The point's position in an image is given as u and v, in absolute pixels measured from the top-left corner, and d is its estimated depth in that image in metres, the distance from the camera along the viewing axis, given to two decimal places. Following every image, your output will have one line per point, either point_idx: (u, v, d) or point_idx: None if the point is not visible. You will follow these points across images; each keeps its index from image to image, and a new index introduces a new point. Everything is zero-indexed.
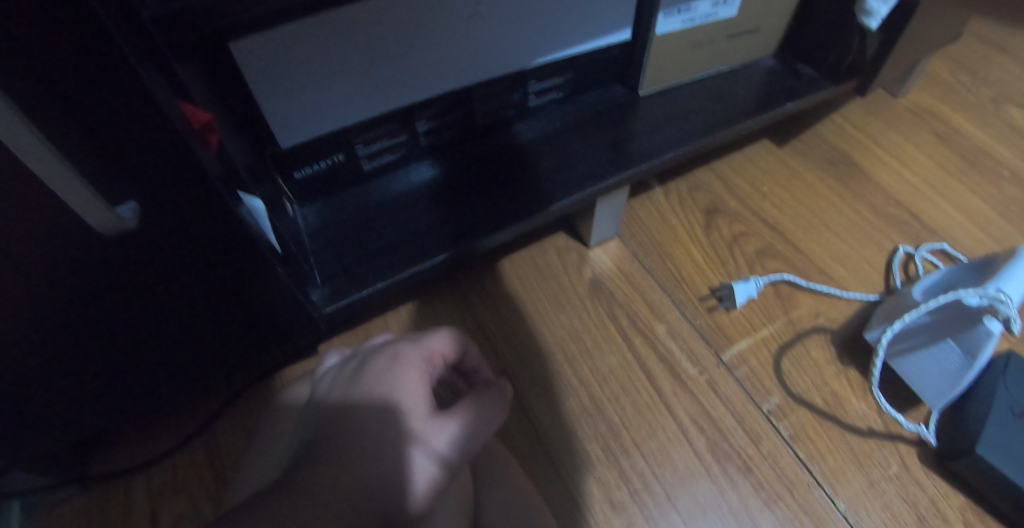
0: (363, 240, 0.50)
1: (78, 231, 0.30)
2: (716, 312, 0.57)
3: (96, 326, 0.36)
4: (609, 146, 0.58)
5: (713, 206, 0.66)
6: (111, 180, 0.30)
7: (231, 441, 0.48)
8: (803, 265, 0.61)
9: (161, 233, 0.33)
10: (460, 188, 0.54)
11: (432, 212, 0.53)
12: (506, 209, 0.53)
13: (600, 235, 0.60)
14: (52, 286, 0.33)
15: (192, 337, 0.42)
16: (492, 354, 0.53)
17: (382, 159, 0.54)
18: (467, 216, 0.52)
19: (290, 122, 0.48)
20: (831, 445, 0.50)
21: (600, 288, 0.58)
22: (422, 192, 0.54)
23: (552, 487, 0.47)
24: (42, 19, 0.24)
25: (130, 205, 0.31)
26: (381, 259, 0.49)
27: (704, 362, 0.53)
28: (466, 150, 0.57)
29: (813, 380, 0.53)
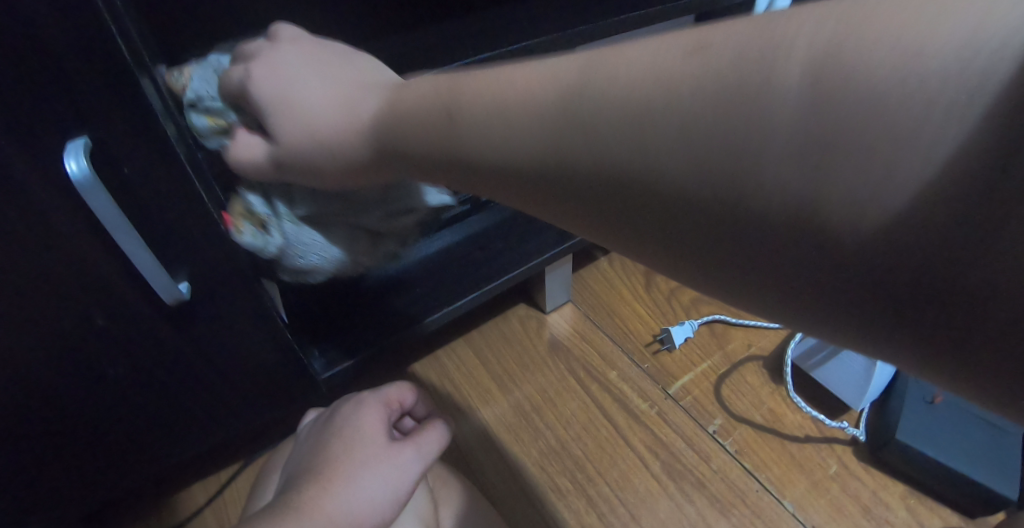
0: (348, 319, 0.60)
1: (136, 309, 0.40)
2: (660, 353, 0.65)
3: (142, 397, 0.44)
4: (555, 225, 0.68)
5: (651, 267, 0.77)
6: (170, 263, 0.39)
7: (235, 510, 0.54)
8: (733, 306, 0.71)
9: (201, 308, 0.43)
10: (430, 270, 0.64)
11: (406, 293, 0.62)
12: (467, 285, 0.63)
13: (554, 301, 0.70)
14: (118, 353, 0.41)
15: (220, 406, 0.49)
16: (469, 414, 0.61)
17: None
18: (434, 294, 0.62)
19: None
20: (773, 453, 0.57)
21: (559, 347, 0.67)
22: (398, 274, 0.64)
23: (529, 521, 0.53)
24: (153, 148, 0.34)
25: (187, 284, 0.41)
26: (363, 335, 0.58)
27: (654, 397, 0.61)
28: (438, 237, 0.67)
29: (750, 400, 0.61)
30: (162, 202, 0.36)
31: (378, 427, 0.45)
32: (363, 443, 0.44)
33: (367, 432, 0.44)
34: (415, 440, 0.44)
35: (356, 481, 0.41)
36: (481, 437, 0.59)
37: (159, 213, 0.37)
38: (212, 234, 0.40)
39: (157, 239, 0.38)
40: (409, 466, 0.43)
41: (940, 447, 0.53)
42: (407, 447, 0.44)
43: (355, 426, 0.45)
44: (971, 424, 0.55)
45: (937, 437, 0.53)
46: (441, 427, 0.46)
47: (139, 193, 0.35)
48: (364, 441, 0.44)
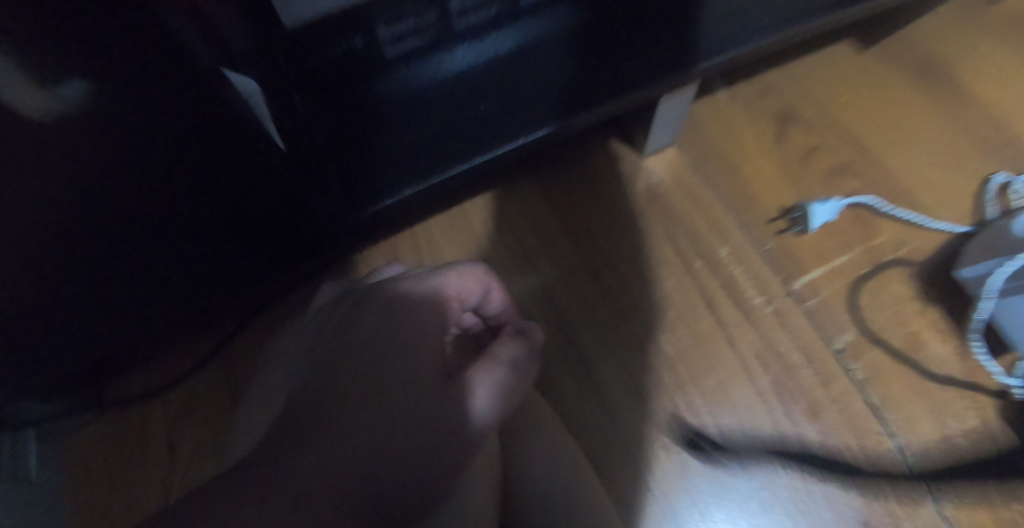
0: (384, 142, 0.44)
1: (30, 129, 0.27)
2: (786, 234, 0.50)
3: (101, 248, 0.35)
4: (678, 35, 0.48)
5: (786, 113, 0.58)
6: (60, 61, 0.25)
7: (247, 366, 0.47)
8: (886, 186, 0.54)
9: (141, 122, 0.30)
10: (499, 83, 0.46)
11: (466, 113, 0.46)
12: (543, 113, 0.47)
13: (658, 141, 0.52)
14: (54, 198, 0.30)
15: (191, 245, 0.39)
16: (532, 275, 0.48)
17: (409, 40, 0.42)
18: (504, 117, 0.46)
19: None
20: (907, 389, 0.45)
21: (656, 203, 0.51)
22: (458, 83, 0.45)
23: (594, 421, 0.44)
24: None
25: (88, 91, 0.27)
26: (409, 162, 0.45)
27: (772, 291, 0.47)
28: (515, 27, 0.45)
29: (891, 316, 0.47)
30: None
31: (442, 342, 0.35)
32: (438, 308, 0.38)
33: (429, 312, 0.36)
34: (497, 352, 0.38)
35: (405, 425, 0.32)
36: (546, 308, 0.47)
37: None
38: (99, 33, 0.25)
39: (13, 31, 0.23)
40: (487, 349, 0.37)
41: None
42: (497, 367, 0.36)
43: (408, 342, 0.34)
44: None
45: None
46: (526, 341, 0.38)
47: None
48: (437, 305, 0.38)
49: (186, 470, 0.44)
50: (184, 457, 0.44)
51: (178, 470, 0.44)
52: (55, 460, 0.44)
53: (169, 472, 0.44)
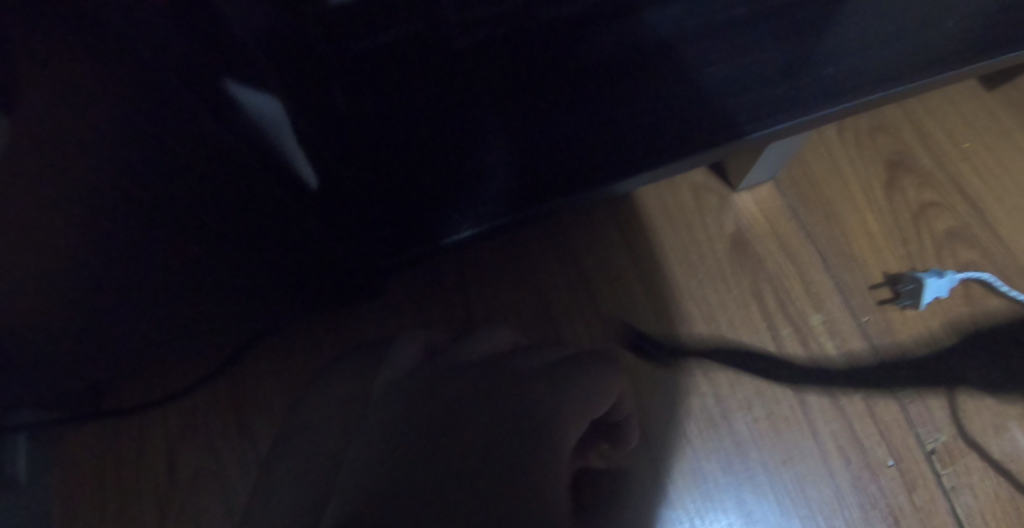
0: (443, 159, 0.37)
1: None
2: (888, 306, 0.43)
3: (103, 286, 0.28)
4: (799, 64, 0.41)
5: (899, 158, 0.50)
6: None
7: (270, 383, 0.40)
8: (1005, 262, 0.47)
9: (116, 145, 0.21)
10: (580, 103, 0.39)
11: (542, 139, 0.39)
12: (664, 141, 0.40)
13: (754, 180, 0.46)
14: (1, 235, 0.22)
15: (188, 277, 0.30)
16: (602, 327, 0.42)
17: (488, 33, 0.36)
18: (585, 150, 0.39)
19: None
20: (999, 508, 0.40)
21: (745, 249, 0.44)
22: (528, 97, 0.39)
23: (651, 506, 0.38)
24: None
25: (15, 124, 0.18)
26: (469, 195, 0.38)
27: (863, 374, 0.42)
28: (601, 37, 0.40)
29: (993, 421, 0.42)
30: None
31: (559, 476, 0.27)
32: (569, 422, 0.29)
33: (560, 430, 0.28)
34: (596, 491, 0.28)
35: None
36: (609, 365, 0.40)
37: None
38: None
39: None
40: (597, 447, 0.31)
41: None
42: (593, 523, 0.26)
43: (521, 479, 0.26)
44: None
45: None
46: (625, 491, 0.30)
47: None
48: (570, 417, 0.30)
49: (189, 496, 0.38)
50: (186, 480, 0.38)
51: (180, 493, 0.38)
52: (45, 468, 0.38)
53: (169, 494, 0.38)
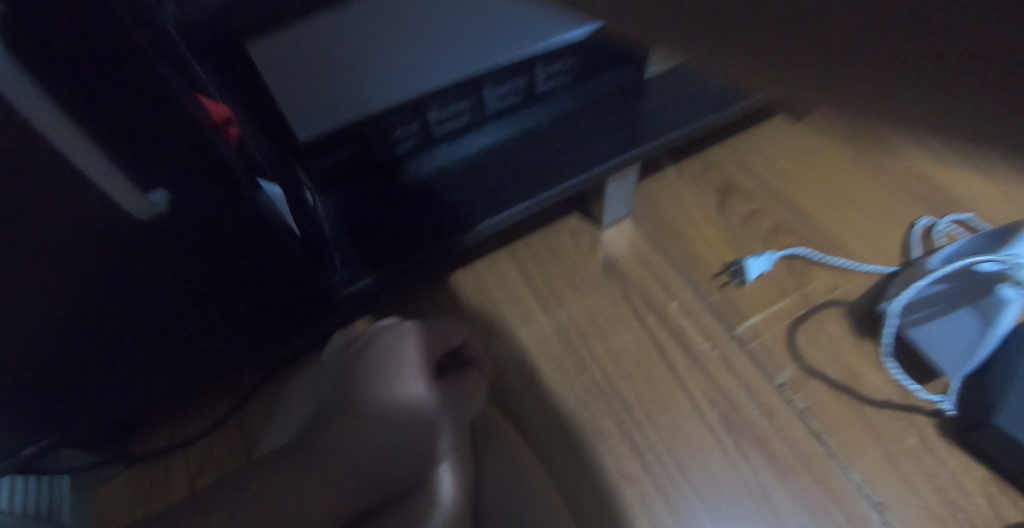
0: (380, 224, 0.53)
1: (106, 240, 0.33)
2: (728, 287, 0.57)
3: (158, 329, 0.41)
4: (621, 128, 0.58)
5: (728, 184, 0.65)
6: (145, 170, 0.31)
7: (260, 419, 0.52)
8: (820, 241, 0.61)
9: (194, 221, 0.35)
10: (475, 174, 0.56)
11: (450, 200, 0.54)
12: (536, 183, 0.55)
13: (613, 215, 0.60)
14: (111, 281, 0.35)
15: (187, 322, 0.42)
16: (511, 340, 0.54)
17: (404, 144, 0.55)
18: (480, 200, 0.54)
19: (305, 114, 0.48)
20: (845, 417, 0.50)
21: (614, 267, 0.58)
22: (438, 178, 0.56)
23: (563, 461, 0.48)
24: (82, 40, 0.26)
25: (163, 197, 0.33)
26: (398, 241, 0.52)
27: (717, 338, 0.54)
28: (487, 131, 0.58)
29: (831, 356, 0.53)
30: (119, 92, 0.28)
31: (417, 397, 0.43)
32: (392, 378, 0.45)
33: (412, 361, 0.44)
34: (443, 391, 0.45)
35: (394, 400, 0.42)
36: (519, 366, 0.52)
37: (102, 96, 0.28)
38: (160, 138, 0.30)
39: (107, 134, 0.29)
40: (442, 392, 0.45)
41: None
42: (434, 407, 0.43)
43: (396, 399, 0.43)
44: None
45: None
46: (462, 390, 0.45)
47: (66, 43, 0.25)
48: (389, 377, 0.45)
49: None
50: None
51: None
52: (88, 509, 0.48)
53: None
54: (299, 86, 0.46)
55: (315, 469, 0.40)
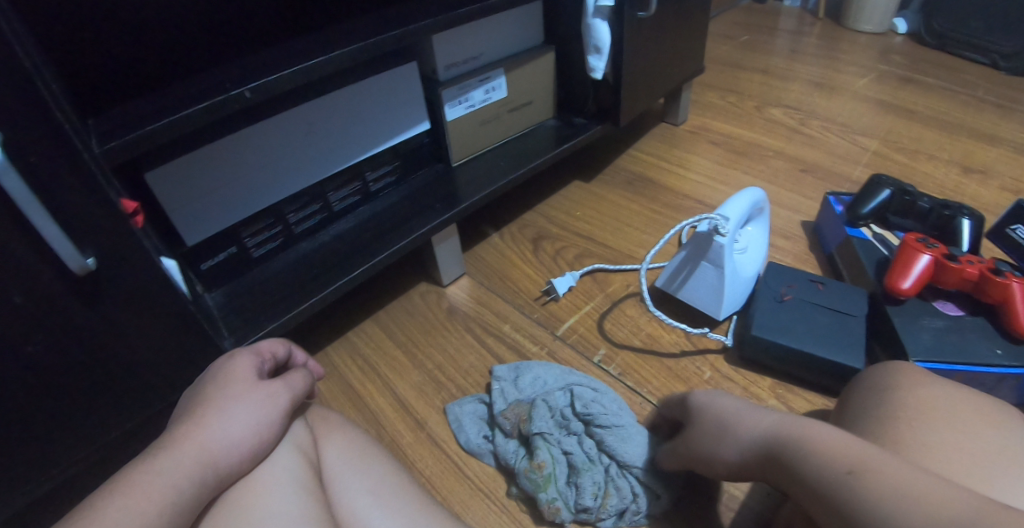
0: (258, 302, 0.66)
1: (31, 290, 0.47)
2: (548, 303, 0.71)
3: (72, 380, 0.52)
4: (440, 200, 0.75)
5: (540, 235, 0.81)
6: (81, 240, 0.48)
7: None
8: (614, 255, 0.77)
9: (101, 279, 0.50)
10: (331, 252, 0.71)
11: (312, 269, 0.69)
12: (379, 247, 0.70)
13: (449, 274, 0.74)
14: (34, 327, 0.48)
15: (86, 381, 0.53)
16: (382, 385, 0.64)
17: (266, 245, 0.70)
18: (340, 266, 0.68)
19: (194, 223, 0.64)
20: (651, 370, 0.63)
21: (457, 311, 0.71)
22: (301, 261, 0.70)
23: (433, 460, 0.57)
24: (27, 126, 0.43)
25: (94, 259, 0.49)
26: (272, 309, 0.64)
27: (543, 340, 0.67)
28: (336, 226, 0.74)
29: (631, 329, 0.67)
30: (69, 186, 0.46)
31: (244, 421, 0.42)
32: (237, 377, 0.45)
33: (236, 378, 0.45)
34: (264, 400, 0.44)
35: (232, 404, 0.42)
36: (394, 405, 0.62)
37: (66, 197, 0.46)
38: (75, 212, 0.47)
39: (95, 225, 0.48)
40: (279, 392, 0.45)
41: (822, 327, 0.61)
42: (262, 413, 0.43)
43: (222, 423, 0.41)
44: (811, 310, 0.62)
45: (817, 325, 0.61)
46: (282, 393, 0.45)
47: (33, 165, 0.44)
48: (237, 376, 0.45)
49: None
50: None
51: None
52: None
53: None
54: (190, 202, 0.62)
55: (175, 476, 0.38)
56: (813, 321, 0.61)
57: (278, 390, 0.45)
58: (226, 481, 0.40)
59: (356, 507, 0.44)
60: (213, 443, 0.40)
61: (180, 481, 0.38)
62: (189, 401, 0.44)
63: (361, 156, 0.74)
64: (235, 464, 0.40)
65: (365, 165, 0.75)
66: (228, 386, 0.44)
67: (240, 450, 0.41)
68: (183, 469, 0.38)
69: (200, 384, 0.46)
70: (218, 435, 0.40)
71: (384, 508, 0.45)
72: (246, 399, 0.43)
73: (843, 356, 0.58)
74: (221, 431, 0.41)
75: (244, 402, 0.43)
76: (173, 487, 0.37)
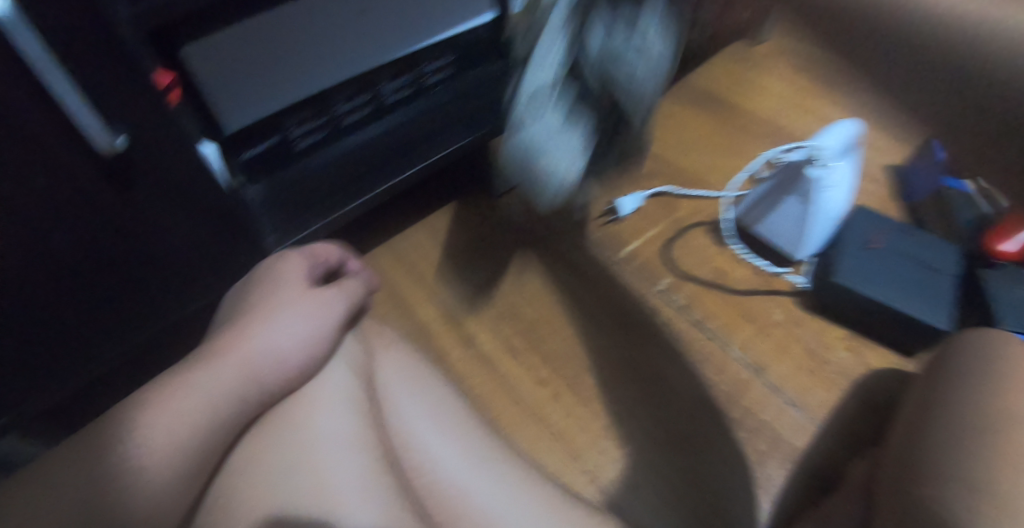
0: None
1: (64, 172, 0.42)
2: (610, 224, 0.66)
3: (110, 273, 0.49)
4: (499, 101, 0.69)
5: None
6: (114, 121, 0.43)
7: None
8: (684, 177, 0.71)
9: (137, 162, 0.45)
10: (380, 151, 0.65)
11: None
12: None
13: (504, 183, 0.69)
14: (71, 216, 0.44)
15: (123, 274, 0.50)
16: (428, 293, 0.61)
17: (313, 137, 0.64)
18: None
19: (235, 108, 0.58)
20: (721, 305, 0.59)
21: (511, 225, 0.67)
22: (348, 159, 0.65)
23: (484, 378, 0.55)
24: None
25: (126, 139, 0.44)
26: None
27: (605, 262, 0.63)
28: (385, 122, 0.68)
29: (699, 259, 0.62)
30: (99, 62, 0.40)
31: (290, 332, 0.38)
32: (285, 282, 0.41)
33: (285, 284, 0.40)
34: (314, 310, 0.39)
35: (279, 313, 0.38)
36: (442, 316, 0.59)
37: (94, 72, 0.40)
38: (106, 91, 0.41)
39: (130, 107, 0.43)
40: (334, 301, 0.40)
41: (914, 279, 0.54)
42: (312, 324, 0.38)
43: (268, 333, 0.37)
44: (902, 260, 0.56)
45: (907, 276, 0.55)
46: (334, 304, 0.40)
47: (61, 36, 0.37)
48: (286, 280, 0.41)
49: None
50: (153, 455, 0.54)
51: None
52: None
53: None
54: (228, 83, 0.56)
55: (215, 390, 0.35)
56: (904, 272, 0.55)
57: (329, 299, 0.40)
58: (271, 397, 0.37)
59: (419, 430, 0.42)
60: (257, 355, 0.37)
61: (222, 394, 0.35)
62: (236, 305, 0.41)
63: (417, 44, 0.65)
64: (281, 380, 0.37)
65: (422, 55, 0.67)
66: (275, 293, 0.40)
67: (286, 364, 0.37)
68: (224, 381, 0.35)
69: (249, 287, 0.42)
70: (263, 345, 0.37)
71: (441, 436, 0.41)
72: (293, 307, 0.39)
73: (932, 316, 0.52)
74: (266, 342, 0.37)
75: (290, 310, 0.39)
76: (211, 403, 0.34)
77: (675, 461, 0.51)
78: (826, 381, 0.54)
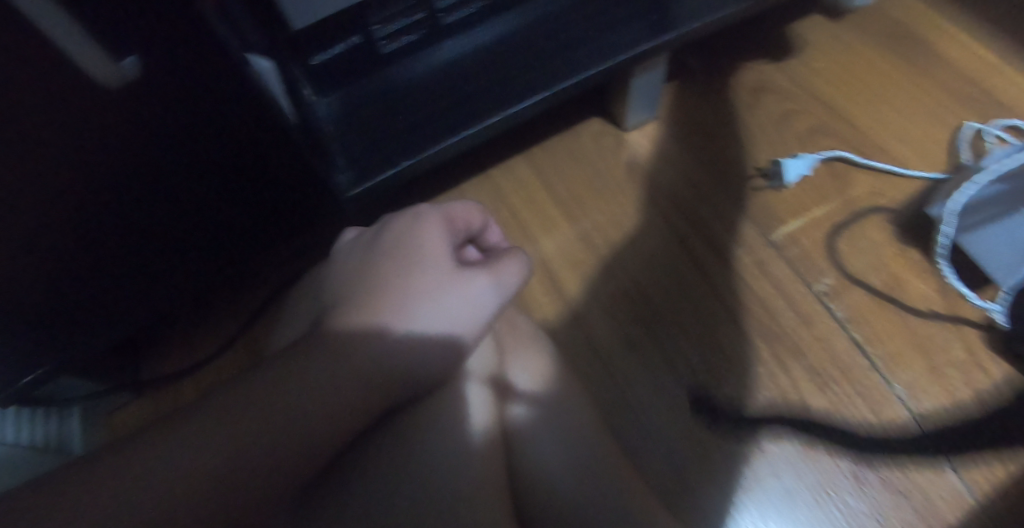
0: (385, 123, 0.48)
1: (66, 114, 0.29)
2: (764, 191, 0.53)
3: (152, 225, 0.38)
4: (647, 10, 0.51)
5: (762, 84, 0.59)
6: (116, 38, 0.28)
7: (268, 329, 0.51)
8: (869, 139, 0.55)
9: (169, 94, 0.32)
10: (485, 64, 0.50)
11: (460, 86, 0.49)
12: (551, 74, 0.49)
13: (637, 116, 0.56)
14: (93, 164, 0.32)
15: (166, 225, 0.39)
16: (530, 245, 0.52)
17: (404, 38, 0.50)
18: (497, 89, 0.49)
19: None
20: (890, 329, 0.47)
21: (639, 173, 0.55)
22: (446, 70, 0.50)
23: (590, 369, 0.47)
24: None
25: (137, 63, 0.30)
26: (406, 137, 0.47)
27: (753, 244, 0.51)
28: (495, 22, 0.52)
29: (870, 261, 0.50)
30: None
31: (443, 320, 0.37)
32: (430, 259, 0.38)
33: (428, 263, 0.38)
34: (462, 297, 0.38)
35: (430, 297, 0.37)
36: (544, 279, 0.51)
37: None
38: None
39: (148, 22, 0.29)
40: (479, 289, 0.38)
41: None
42: (463, 312, 0.38)
43: (421, 317, 0.37)
44: None
45: None
46: (480, 292, 0.38)
47: None
48: (430, 257, 0.38)
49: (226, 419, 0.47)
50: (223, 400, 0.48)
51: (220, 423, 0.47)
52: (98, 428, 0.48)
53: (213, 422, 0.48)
54: None
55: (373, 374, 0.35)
56: None
57: (475, 286, 0.38)
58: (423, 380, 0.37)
59: (522, 410, 0.43)
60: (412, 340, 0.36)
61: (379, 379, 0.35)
62: (371, 272, 0.39)
63: None
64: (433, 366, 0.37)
65: None
66: (420, 271, 0.38)
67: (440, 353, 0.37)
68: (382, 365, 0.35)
69: (384, 255, 0.39)
70: (416, 324, 0.37)
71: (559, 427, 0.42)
72: (443, 292, 0.37)
73: None
74: (420, 327, 0.36)
75: (442, 295, 0.37)
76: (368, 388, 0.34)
77: (807, 512, 0.43)
78: (1005, 451, 0.43)
